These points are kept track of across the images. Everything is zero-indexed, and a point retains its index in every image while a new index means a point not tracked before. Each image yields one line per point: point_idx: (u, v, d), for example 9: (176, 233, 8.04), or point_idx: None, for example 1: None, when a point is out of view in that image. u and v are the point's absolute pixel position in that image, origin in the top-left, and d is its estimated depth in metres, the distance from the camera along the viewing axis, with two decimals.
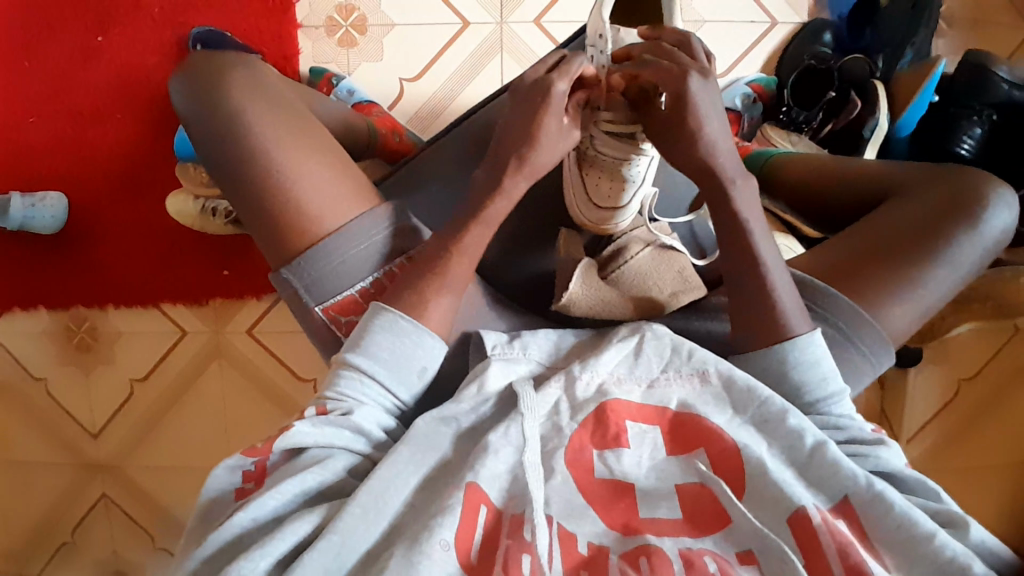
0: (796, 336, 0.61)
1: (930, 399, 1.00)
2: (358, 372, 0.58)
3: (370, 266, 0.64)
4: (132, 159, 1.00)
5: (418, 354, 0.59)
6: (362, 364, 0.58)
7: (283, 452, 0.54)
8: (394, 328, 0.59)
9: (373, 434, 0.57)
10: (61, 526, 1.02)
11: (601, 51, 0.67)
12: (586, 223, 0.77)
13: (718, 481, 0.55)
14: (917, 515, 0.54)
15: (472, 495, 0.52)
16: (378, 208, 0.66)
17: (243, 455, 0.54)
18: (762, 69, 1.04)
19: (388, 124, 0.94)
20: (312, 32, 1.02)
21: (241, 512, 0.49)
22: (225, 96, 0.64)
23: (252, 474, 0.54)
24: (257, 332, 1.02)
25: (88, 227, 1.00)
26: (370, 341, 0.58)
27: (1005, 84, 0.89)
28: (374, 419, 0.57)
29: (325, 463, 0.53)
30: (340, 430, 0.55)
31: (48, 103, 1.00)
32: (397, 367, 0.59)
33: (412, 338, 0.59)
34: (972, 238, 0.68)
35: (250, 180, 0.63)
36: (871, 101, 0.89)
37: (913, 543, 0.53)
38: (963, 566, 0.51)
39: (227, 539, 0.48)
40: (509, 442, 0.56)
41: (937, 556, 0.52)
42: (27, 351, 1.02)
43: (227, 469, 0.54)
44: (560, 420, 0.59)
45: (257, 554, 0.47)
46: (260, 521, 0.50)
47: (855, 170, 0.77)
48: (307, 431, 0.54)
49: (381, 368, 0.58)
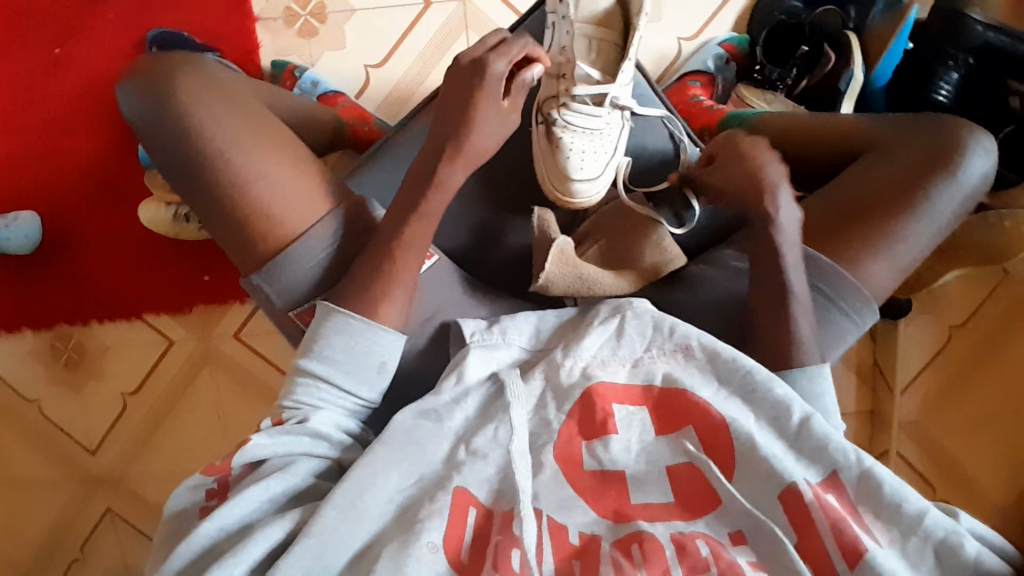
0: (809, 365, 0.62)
1: (923, 346, 1.01)
2: (313, 377, 0.58)
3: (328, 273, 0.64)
4: (102, 171, 0.99)
5: (375, 349, 0.59)
6: (317, 369, 0.58)
7: (244, 465, 0.56)
8: (345, 329, 0.58)
9: (332, 434, 0.57)
10: (69, 543, 1.02)
11: (562, 17, 0.71)
12: (555, 196, 0.73)
13: (708, 463, 0.55)
14: (907, 494, 0.53)
15: (460, 497, 0.53)
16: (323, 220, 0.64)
17: (205, 471, 0.55)
18: (734, 27, 1.01)
19: (354, 114, 0.91)
20: (271, 25, 1.00)
21: (208, 523, 0.50)
22: (180, 101, 0.63)
23: (216, 490, 0.55)
24: (243, 336, 1.02)
25: (64, 243, 0.99)
26: (323, 344, 0.58)
27: (979, 27, 0.87)
28: (331, 420, 0.58)
29: (287, 469, 0.54)
30: (300, 437, 0.56)
31: (10, 120, 0.98)
32: (353, 367, 0.58)
33: (365, 336, 0.59)
34: (950, 187, 0.67)
35: (213, 190, 0.62)
36: (845, 53, 0.88)
37: (901, 519, 0.53)
38: (954, 545, 0.51)
39: (204, 545, 0.50)
40: (497, 445, 0.56)
41: (927, 535, 0.52)
42: (17, 373, 1.01)
43: (189, 488, 0.55)
44: (547, 413, 0.59)
45: (231, 561, 0.48)
46: (227, 529, 0.51)
47: (827, 126, 0.75)
48: (264, 443, 0.55)
49: (337, 371, 0.58)
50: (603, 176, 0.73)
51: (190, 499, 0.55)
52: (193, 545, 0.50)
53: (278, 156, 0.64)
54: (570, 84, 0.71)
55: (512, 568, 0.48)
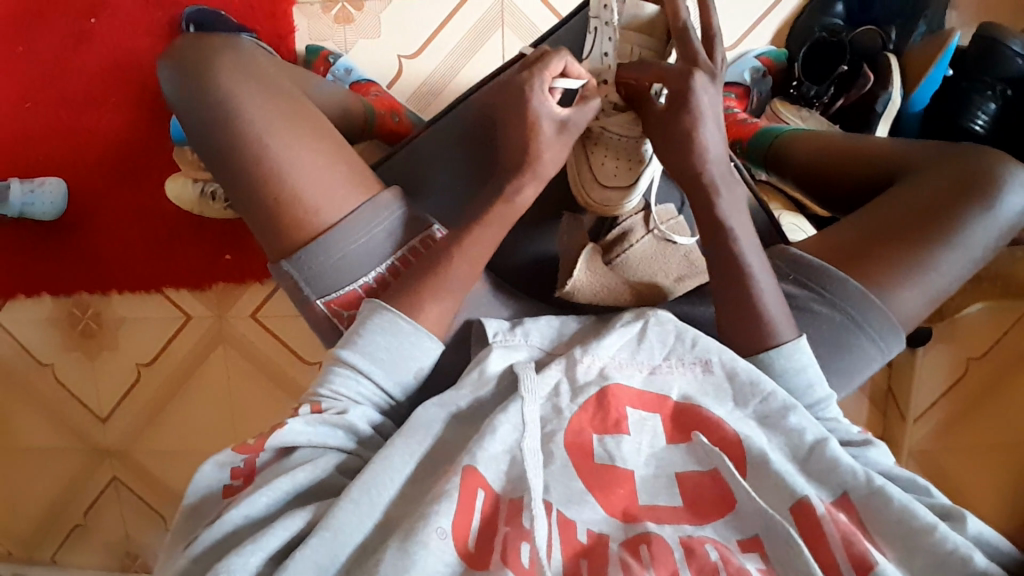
0: (783, 343, 0.61)
1: (940, 375, 0.99)
2: (353, 371, 0.58)
3: (374, 259, 0.64)
4: (129, 142, 0.99)
5: (415, 355, 0.60)
6: (355, 361, 0.58)
7: (274, 450, 0.55)
8: (392, 328, 0.59)
9: (363, 432, 0.57)
10: (73, 509, 1.04)
11: (605, 23, 0.69)
12: (587, 202, 0.74)
13: (725, 461, 0.55)
14: (919, 508, 0.53)
15: (469, 479, 0.52)
16: (383, 194, 0.66)
17: (234, 451, 0.55)
18: (772, 41, 1.00)
19: (385, 105, 0.92)
20: (307, 9, 1.00)
21: (233, 510, 0.50)
22: (221, 83, 0.63)
23: (241, 470, 0.55)
24: (260, 317, 1.02)
25: (87, 212, 1.00)
26: (366, 339, 0.59)
27: (1017, 59, 0.86)
28: (366, 418, 0.58)
29: (314, 460, 0.54)
30: (334, 428, 0.56)
31: (43, 88, 0.98)
32: (393, 368, 0.59)
33: (410, 340, 0.59)
34: (986, 218, 0.66)
35: (245, 172, 0.63)
36: (883, 75, 0.87)
37: (912, 533, 0.52)
38: (964, 556, 0.51)
39: (226, 531, 0.49)
40: (507, 427, 0.56)
41: (937, 546, 0.51)
42: (33, 337, 1.03)
43: (217, 466, 0.55)
44: (559, 402, 0.58)
45: (248, 550, 0.47)
46: (252, 518, 0.50)
47: (866, 147, 0.75)
48: (299, 430, 0.54)
49: (377, 369, 0.59)
50: (637, 187, 0.72)
51: (215, 476, 0.55)
52: (216, 530, 0.49)
53: (313, 143, 0.64)
54: (613, 32, 0.68)
55: (518, 561, 0.48)
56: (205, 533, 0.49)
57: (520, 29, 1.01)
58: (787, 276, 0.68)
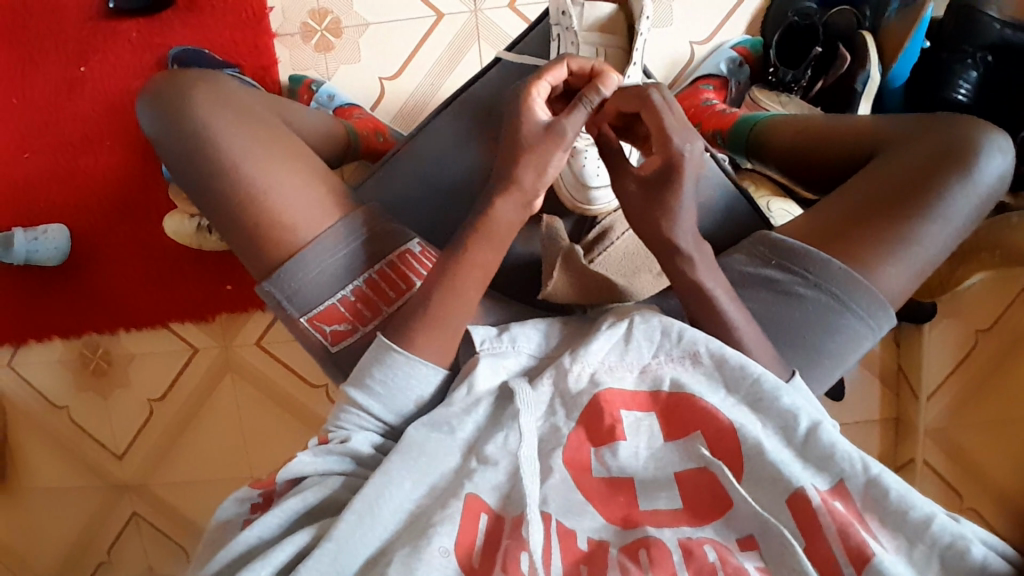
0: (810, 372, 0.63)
1: (945, 356, 1.01)
2: (355, 407, 0.60)
3: (350, 273, 0.65)
4: (129, 184, 1.02)
5: (412, 384, 0.60)
6: (358, 398, 0.60)
7: (286, 483, 0.57)
8: (384, 363, 0.60)
9: (367, 457, 0.58)
10: (96, 547, 1.06)
11: (565, 28, 0.74)
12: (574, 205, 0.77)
13: (719, 464, 0.54)
14: (914, 500, 0.52)
15: (471, 504, 0.52)
16: (354, 216, 0.66)
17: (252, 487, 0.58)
18: (747, 30, 1.02)
19: (369, 126, 0.94)
20: (288, 40, 1.02)
21: (247, 531, 0.52)
22: (196, 115, 0.65)
23: (260, 505, 0.57)
24: (265, 344, 1.04)
25: (92, 255, 1.02)
26: (365, 375, 0.60)
27: (995, 24, 0.85)
28: (369, 442, 0.59)
29: (324, 481, 0.55)
30: (339, 457, 0.58)
31: (41, 138, 1.01)
32: (391, 401, 0.60)
33: (404, 371, 0.60)
34: (964, 189, 0.65)
35: (227, 201, 0.64)
36: (860, 55, 0.87)
37: (913, 526, 0.51)
38: (960, 550, 0.50)
39: (239, 552, 0.51)
40: (507, 452, 0.55)
41: (934, 540, 0.51)
42: (48, 380, 1.05)
43: (236, 501, 0.57)
44: (556, 421, 0.58)
45: (258, 563, 0.49)
46: (266, 537, 0.52)
47: (845, 126, 0.74)
48: (306, 461, 0.57)
49: (377, 401, 0.60)
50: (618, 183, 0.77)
51: (234, 510, 0.57)
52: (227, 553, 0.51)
53: (290, 167, 0.65)
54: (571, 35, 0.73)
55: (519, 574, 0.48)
56: (220, 555, 0.51)
57: (497, 41, 1.02)
58: (770, 261, 0.68)
